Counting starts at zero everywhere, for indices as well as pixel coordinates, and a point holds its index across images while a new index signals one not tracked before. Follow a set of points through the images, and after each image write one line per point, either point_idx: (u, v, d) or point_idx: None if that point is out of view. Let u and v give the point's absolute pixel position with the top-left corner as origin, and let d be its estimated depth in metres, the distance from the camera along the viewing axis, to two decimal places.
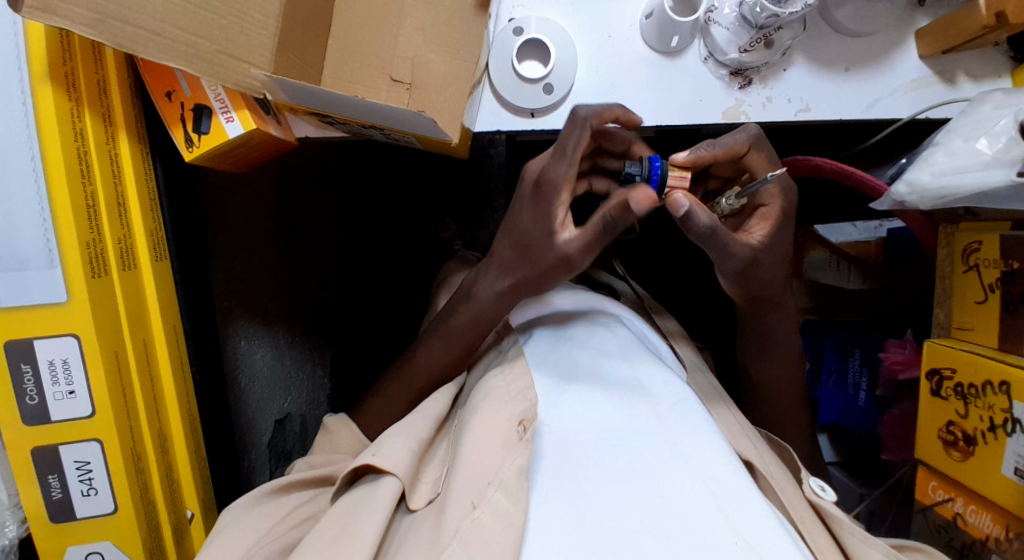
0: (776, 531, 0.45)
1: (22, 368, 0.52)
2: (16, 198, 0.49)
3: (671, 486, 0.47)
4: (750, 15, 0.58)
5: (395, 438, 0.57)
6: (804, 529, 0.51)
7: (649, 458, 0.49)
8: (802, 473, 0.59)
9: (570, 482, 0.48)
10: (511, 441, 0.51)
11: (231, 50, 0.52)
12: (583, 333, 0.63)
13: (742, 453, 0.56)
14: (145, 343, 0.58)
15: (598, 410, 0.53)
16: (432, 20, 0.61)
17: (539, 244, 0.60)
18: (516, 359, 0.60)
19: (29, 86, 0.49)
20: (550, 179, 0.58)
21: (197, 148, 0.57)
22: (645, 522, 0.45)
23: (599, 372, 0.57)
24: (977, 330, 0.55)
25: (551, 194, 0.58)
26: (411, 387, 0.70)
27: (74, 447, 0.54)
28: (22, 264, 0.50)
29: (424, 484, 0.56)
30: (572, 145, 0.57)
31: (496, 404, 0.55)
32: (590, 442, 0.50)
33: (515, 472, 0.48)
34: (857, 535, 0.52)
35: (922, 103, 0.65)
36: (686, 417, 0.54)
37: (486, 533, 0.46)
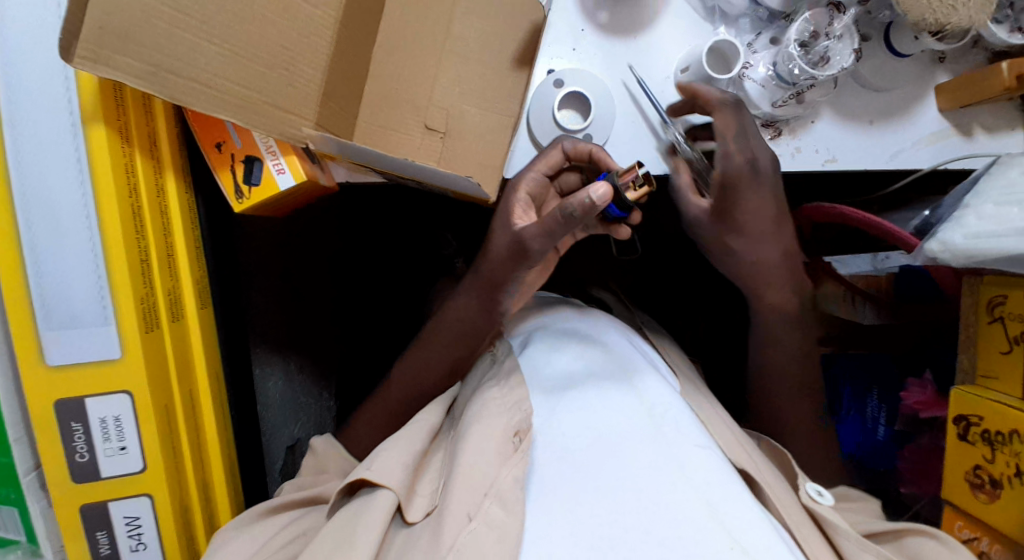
0: (769, 536, 0.48)
1: (72, 426, 0.51)
2: (70, 258, 0.49)
3: (671, 491, 0.49)
4: (787, 75, 0.60)
5: (385, 453, 0.57)
6: (799, 534, 0.54)
7: (662, 487, 0.49)
8: (799, 478, 0.62)
9: (592, 497, 0.48)
10: (506, 452, 0.53)
11: (282, 105, 0.52)
12: (575, 342, 0.64)
13: (738, 464, 0.58)
14: (191, 393, 0.58)
15: (586, 418, 0.54)
16: (468, 72, 0.64)
17: (496, 234, 0.67)
18: (511, 374, 0.61)
19: (83, 142, 0.48)
20: (511, 179, 0.67)
21: (247, 199, 0.57)
22: (643, 531, 0.46)
23: (590, 385, 0.58)
24: (1002, 379, 0.58)
25: (511, 192, 0.67)
26: (384, 409, 0.70)
27: (124, 503, 0.54)
28: (74, 323, 0.50)
29: (419, 496, 0.55)
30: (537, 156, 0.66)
31: (492, 415, 0.56)
32: (591, 449, 0.52)
33: (511, 481, 0.51)
34: (850, 537, 0.54)
35: (941, 154, 0.67)
36: (681, 425, 0.56)
37: (483, 544, 0.47)
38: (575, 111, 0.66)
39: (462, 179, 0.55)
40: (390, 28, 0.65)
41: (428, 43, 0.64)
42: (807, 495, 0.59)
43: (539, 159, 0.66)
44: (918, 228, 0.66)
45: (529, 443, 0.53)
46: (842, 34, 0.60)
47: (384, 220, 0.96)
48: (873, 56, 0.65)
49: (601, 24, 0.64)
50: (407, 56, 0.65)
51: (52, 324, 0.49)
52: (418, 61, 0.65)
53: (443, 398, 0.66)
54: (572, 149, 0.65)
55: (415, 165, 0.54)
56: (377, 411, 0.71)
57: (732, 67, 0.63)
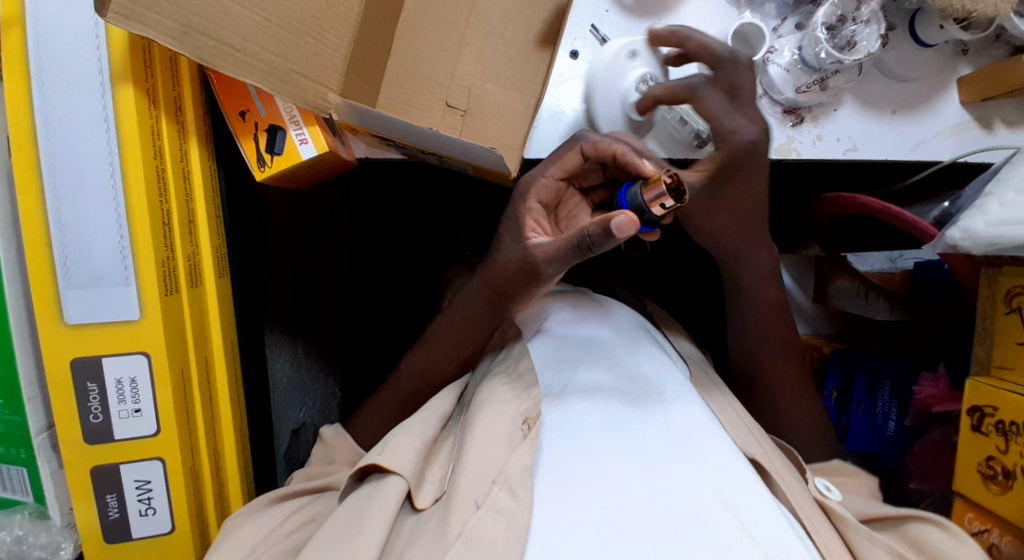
0: (784, 530, 0.48)
1: (88, 386, 0.51)
2: (93, 216, 0.49)
3: (680, 480, 0.49)
4: (813, 59, 0.61)
5: (402, 438, 0.56)
6: (810, 525, 0.53)
7: (677, 476, 0.49)
8: (805, 470, 0.61)
9: (608, 482, 0.48)
10: (514, 440, 0.53)
11: (307, 72, 0.52)
12: (587, 338, 0.63)
13: (748, 453, 0.57)
14: (206, 360, 0.58)
15: (607, 408, 0.54)
16: (491, 50, 0.64)
17: (507, 242, 0.63)
18: (522, 358, 0.61)
19: (111, 100, 0.48)
20: (524, 183, 0.63)
21: (269, 168, 0.57)
22: (658, 521, 0.46)
23: (595, 376, 0.58)
24: (1018, 370, 0.58)
25: (522, 198, 0.63)
26: (395, 395, 0.69)
27: (136, 466, 0.54)
28: (96, 281, 0.49)
29: (429, 483, 0.55)
30: (556, 159, 0.61)
31: (499, 401, 0.56)
32: (601, 434, 0.52)
33: (520, 470, 0.50)
34: (860, 531, 0.54)
35: (962, 147, 0.67)
36: (694, 419, 0.55)
37: (488, 532, 0.46)
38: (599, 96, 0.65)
39: (484, 150, 0.54)
40: (415, 4, 0.65)
41: (453, 20, 0.64)
42: (815, 490, 0.58)
43: (557, 165, 0.61)
44: (938, 218, 0.66)
45: (538, 429, 0.53)
46: (869, 19, 0.60)
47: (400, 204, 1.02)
48: (898, 46, 0.65)
49: (626, 6, 0.65)
50: (430, 33, 0.65)
51: (73, 281, 0.49)
52: (442, 38, 0.65)
53: (455, 383, 0.66)
54: (592, 149, 0.60)
55: (438, 133, 0.54)
56: (388, 397, 0.69)
57: (756, 51, 0.63)
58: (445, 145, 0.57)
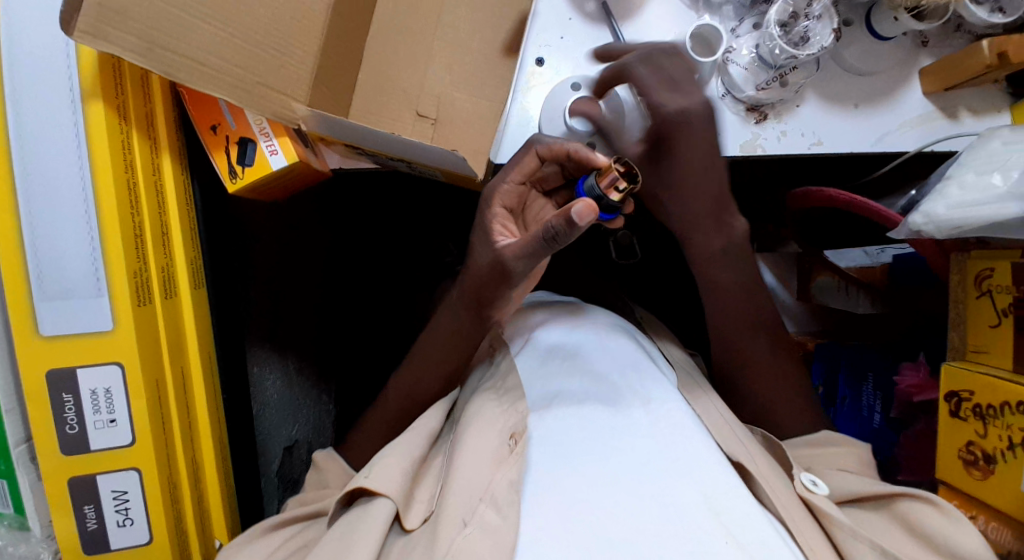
0: (761, 528, 0.47)
1: (63, 397, 0.52)
2: (64, 229, 0.50)
3: (661, 477, 0.49)
4: (769, 55, 0.63)
5: (387, 459, 0.55)
6: (794, 526, 0.51)
7: (654, 477, 0.49)
8: (793, 466, 0.58)
9: (581, 480, 0.48)
10: (501, 455, 0.52)
11: (271, 83, 0.53)
12: (574, 349, 0.61)
13: (732, 457, 0.55)
14: (182, 370, 0.59)
15: (596, 425, 0.53)
16: (459, 60, 0.66)
17: (477, 250, 0.63)
18: (509, 373, 0.59)
19: (81, 117, 0.50)
20: (488, 191, 0.65)
21: (240, 179, 0.59)
22: (643, 528, 0.45)
23: (582, 386, 0.56)
24: (992, 353, 0.58)
25: (487, 205, 0.65)
26: (384, 417, 0.66)
27: (112, 476, 0.54)
28: (68, 293, 0.50)
29: (418, 502, 0.54)
30: (514, 164, 0.63)
31: (487, 418, 0.55)
32: (585, 447, 0.51)
33: (506, 486, 0.49)
34: (845, 529, 0.51)
35: (928, 137, 0.68)
36: (681, 429, 0.54)
37: (476, 550, 0.45)
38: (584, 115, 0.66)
39: (445, 152, 0.55)
40: (383, 19, 0.67)
41: (420, 32, 0.66)
42: (801, 484, 0.55)
43: (516, 170, 0.63)
44: (905, 208, 0.67)
45: (524, 445, 0.51)
46: (821, 15, 0.61)
47: (387, 219, 1.02)
48: (855, 42, 0.66)
49: (588, 14, 0.65)
50: (399, 46, 0.67)
51: (47, 293, 0.50)
52: (410, 51, 0.67)
53: (443, 400, 0.64)
54: (547, 150, 0.62)
55: (401, 138, 0.55)
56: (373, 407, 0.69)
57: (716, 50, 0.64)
58: (411, 151, 0.58)
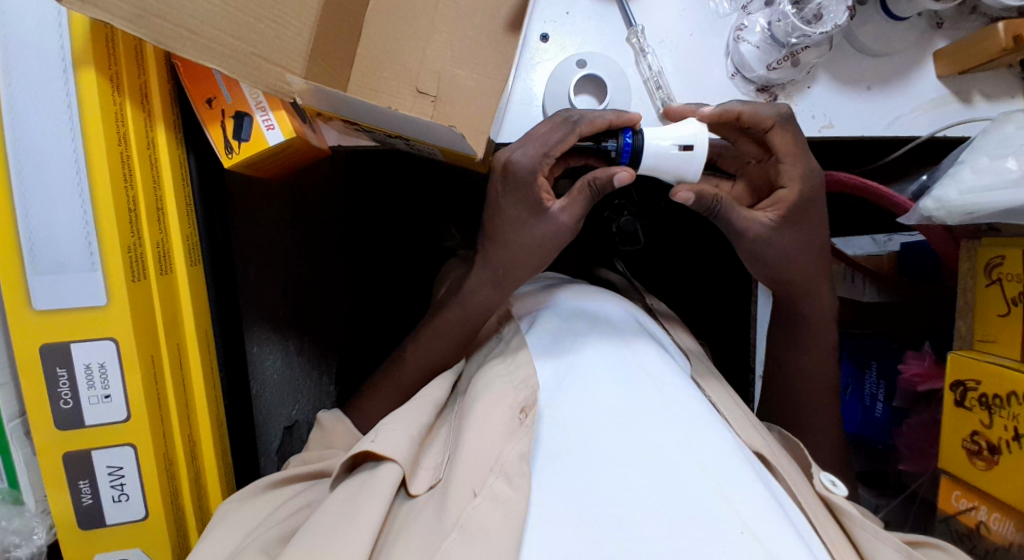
0: (778, 518, 0.45)
1: (57, 372, 0.51)
2: (55, 202, 0.49)
3: (667, 455, 0.47)
4: (782, 35, 0.59)
5: (393, 425, 0.54)
6: (815, 519, 0.50)
7: (667, 460, 0.47)
8: (811, 466, 0.58)
9: (575, 451, 0.48)
10: (512, 426, 0.51)
11: (264, 53, 0.52)
12: (585, 325, 0.60)
13: (754, 448, 0.54)
14: (178, 347, 0.58)
15: (602, 395, 0.51)
16: (461, 35, 0.64)
17: (514, 219, 0.60)
18: (518, 349, 0.59)
19: (74, 86, 0.49)
20: (521, 169, 0.57)
21: (237, 154, 0.58)
22: (650, 503, 0.44)
23: (595, 357, 0.55)
24: (1000, 342, 0.57)
25: (524, 182, 0.57)
26: (398, 388, 0.67)
27: (107, 452, 0.54)
28: (61, 268, 0.50)
29: (424, 469, 0.53)
30: (550, 137, 0.56)
31: (497, 391, 0.54)
32: (592, 425, 0.49)
33: (517, 457, 0.48)
34: (867, 528, 0.51)
35: (940, 121, 0.66)
36: (695, 408, 0.52)
37: (486, 521, 0.45)
38: (590, 94, 0.65)
39: (444, 129, 0.55)
40: None
41: (421, 6, 0.65)
42: (820, 484, 0.55)
43: (555, 141, 0.56)
44: (914, 193, 0.66)
45: (535, 418, 0.51)
46: None
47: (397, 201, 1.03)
48: (869, 21, 0.63)
49: None
50: (398, 21, 0.65)
51: (40, 267, 0.49)
52: (410, 25, 0.65)
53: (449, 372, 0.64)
54: (590, 127, 0.56)
55: (398, 114, 0.54)
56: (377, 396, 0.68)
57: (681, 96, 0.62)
58: (408, 127, 0.58)
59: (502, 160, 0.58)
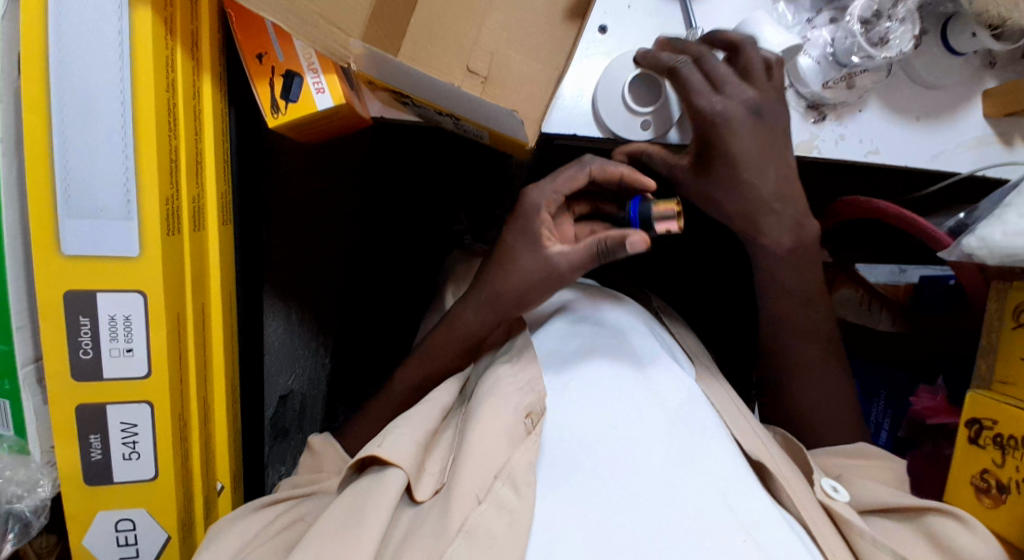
0: (782, 531, 0.47)
1: (79, 320, 0.49)
2: (99, 144, 0.47)
3: (677, 469, 0.48)
4: (844, 54, 0.60)
5: (399, 430, 0.53)
6: (815, 529, 0.51)
7: (666, 472, 0.48)
8: (814, 472, 0.58)
9: (598, 462, 0.48)
10: (517, 435, 0.50)
11: (327, 14, 0.51)
12: (595, 332, 0.59)
13: (754, 455, 0.55)
14: (203, 308, 0.56)
15: (613, 408, 0.51)
16: (518, 18, 0.63)
17: (520, 252, 0.60)
18: (524, 350, 0.57)
19: (128, 24, 0.46)
20: (530, 202, 0.60)
21: (283, 115, 0.56)
22: (659, 510, 0.46)
23: (607, 365, 0.55)
24: (1019, 385, 0.58)
25: (530, 214, 0.60)
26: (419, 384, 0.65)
27: (123, 407, 0.52)
28: (97, 213, 0.48)
29: (428, 475, 0.52)
30: (562, 175, 0.60)
31: (503, 392, 0.52)
32: (604, 441, 0.49)
33: (526, 465, 0.48)
34: (866, 536, 0.52)
35: (980, 160, 0.67)
36: (694, 417, 0.54)
37: (491, 527, 0.45)
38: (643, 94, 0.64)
39: (502, 112, 0.53)
40: None
41: None
42: (820, 490, 0.56)
43: (564, 180, 0.59)
44: (952, 229, 0.66)
45: (541, 428, 0.50)
46: (905, 18, 0.59)
47: (412, 177, 0.99)
48: (926, 52, 0.63)
49: None
50: None
51: (73, 210, 0.47)
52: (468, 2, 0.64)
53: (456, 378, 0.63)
54: (600, 172, 0.60)
55: (459, 91, 0.53)
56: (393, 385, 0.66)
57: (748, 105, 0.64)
58: (464, 105, 0.56)
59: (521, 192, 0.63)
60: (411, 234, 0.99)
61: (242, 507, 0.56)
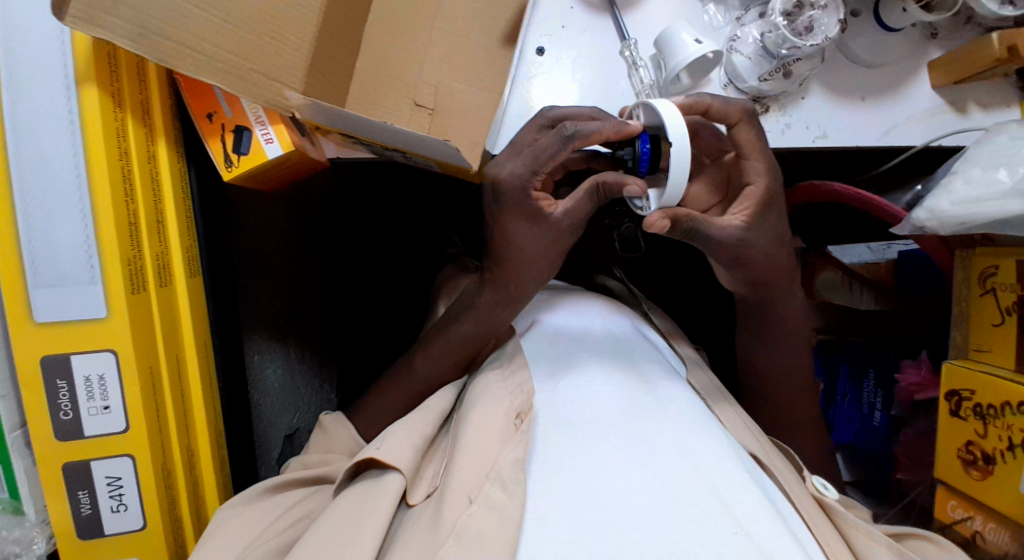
0: (774, 526, 0.45)
1: (57, 383, 0.52)
2: (59, 216, 0.50)
3: (660, 454, 0.48)
4: (772, 46, 0.60)
5: (399, 433, 0.55)
6: (806, 514, 0.50)
7: (662, 460, 0.47)
8: (805, 470, 0.57)
9: (563, 457, 0.48)
10: (507, 433, 0.52)
11: (264, 70, 0.54)
12: (582, 331, 0.61)
13: (746, 446, 0.55)
14: (178, 359, 0.59)
15: (606, 402, 0.52)
16: (457, 50, 0.65)
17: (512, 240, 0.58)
18: (515, 356, 0.61)
19: (76, 103, 0.50)
20: (513, 188, 0.55)
21: (236, 168, 0.59)
22: (642, 504, 0.44)
23: (595, 360, 0.57)
24: (994, 352, 0.57)
25: (518, 200, 0.56)
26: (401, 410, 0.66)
27: (106, 462, 0.54)
28: (61, 281, 0.50)
29: (423, 479, 0.53)
30: (541, 154, 0.54)
31: (493, 398, 0.56)
32: (592, 425, 0.50)
33: (512, 463, 0.48)
34: (862, 530, 0.51)
35: (935, 131, 0.66)
36: (690, 413, 0.54)
37: (482, 527, 0.45)
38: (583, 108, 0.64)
39: (439, 143, 0.55)
40: (382, 8, 0.66)
41: (420, 19, 0.66)
42: (813, 486, 0.54)
43: (544, 158, 0.54)
44: (910, 203, 0.66)
45: (530, 424, 0.52)
46: (827, 6, 0.59)
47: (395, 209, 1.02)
48: (863, 32, 0.64)
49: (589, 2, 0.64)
50: (398, 34, 0.66)
51: (40, 280, 0.50)
52: (409, 39, 0.66)
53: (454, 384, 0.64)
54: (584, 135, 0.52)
55: (396, 128, 0.55)
56: (374, 415, 0.67)
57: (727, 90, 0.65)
58: (407, 142, 0.58)
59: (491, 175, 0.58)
60: (405, 258, 1.01)
61: (249, 488, 0.58)
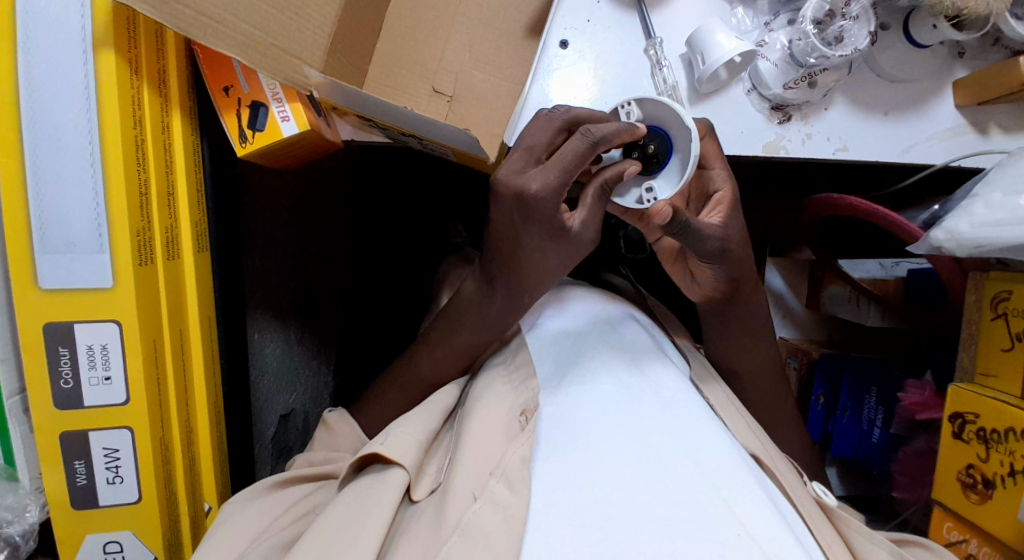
0: (777, 527, 0.45)
1: (59, 350, 0.52)
2: (70, 182, 0.49)
3: (662, 457, 0.47)
4: (800, 54, 0.59)
5: (402, 430, 0.54)
6: (805, 510, 0.51)
7: (662, 458, 0.47)
8: (804, 476, 0.57)
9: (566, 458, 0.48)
10: (512, 430, 0.52)
11: (284, 46, 0.53)
12: (590, 332, 0.61)
13: (748, 448, 0.54)
14: (181, 333, 0.58)
15: (611, 405, 0.52)
16: (480, 38, 0.64)
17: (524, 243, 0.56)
18: (519, 350, 0.61)
19: (93, 68, 0.49)
20: (541, 204, 0.52)
21: (250, 144, 0.58)
22: (647, 509, 0.44)
23: (602, 362, 0.56)
24: (1001, 377, 0.57)
25: (543, 214, 0.53)
26: (401, 399, 0.66)
27: (105, 433, 0.54)
28: (70, 248, 0.50)
29: (426, 475, 0.53)
30: (571, 163, 0.52)
31: (498, 394, 0.55)
32: (598, 431, 0.49)
33: (518, 461, 0.48)
34: (862, 531, 0.51)
35: (954, 151, 0.66)
36: (689, 411, 0.53)
37: (487, 525, 0.45)
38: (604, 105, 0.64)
39: (458, 132, 0.54)
40: None
41: (443, 5, 0.65)
42: (813, 491, 0.55)
43: (574, 167, 0.52)
44: (926, 222, 0.65)
45: (536, 422, 0.51)
46: (859, 15, 0.59)
47: (406, 197, 1.04)
48: (891, 46, 0.63)
49: None
50: (420, 18, 0.65)
51: (48, 246, 0.49)
52: (431, 24, 0.65)
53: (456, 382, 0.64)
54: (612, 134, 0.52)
55: (415, 114, 0.54)
56: (375, 401, 0.67)
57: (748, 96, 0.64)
58: (424, 128, 0.57)
59: (512, 189, 0.53)
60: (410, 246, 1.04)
61: (250, 487, 0.58)
